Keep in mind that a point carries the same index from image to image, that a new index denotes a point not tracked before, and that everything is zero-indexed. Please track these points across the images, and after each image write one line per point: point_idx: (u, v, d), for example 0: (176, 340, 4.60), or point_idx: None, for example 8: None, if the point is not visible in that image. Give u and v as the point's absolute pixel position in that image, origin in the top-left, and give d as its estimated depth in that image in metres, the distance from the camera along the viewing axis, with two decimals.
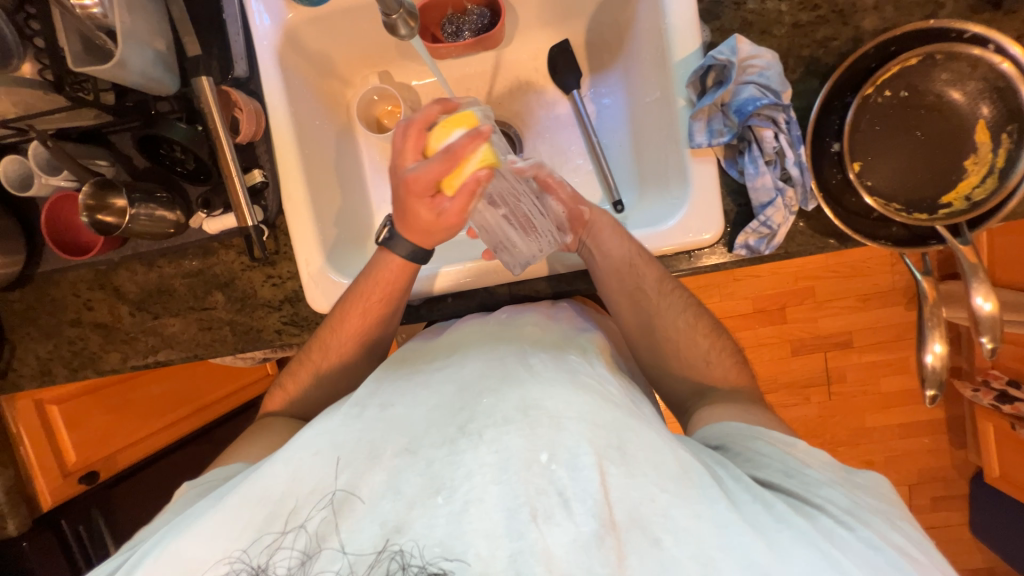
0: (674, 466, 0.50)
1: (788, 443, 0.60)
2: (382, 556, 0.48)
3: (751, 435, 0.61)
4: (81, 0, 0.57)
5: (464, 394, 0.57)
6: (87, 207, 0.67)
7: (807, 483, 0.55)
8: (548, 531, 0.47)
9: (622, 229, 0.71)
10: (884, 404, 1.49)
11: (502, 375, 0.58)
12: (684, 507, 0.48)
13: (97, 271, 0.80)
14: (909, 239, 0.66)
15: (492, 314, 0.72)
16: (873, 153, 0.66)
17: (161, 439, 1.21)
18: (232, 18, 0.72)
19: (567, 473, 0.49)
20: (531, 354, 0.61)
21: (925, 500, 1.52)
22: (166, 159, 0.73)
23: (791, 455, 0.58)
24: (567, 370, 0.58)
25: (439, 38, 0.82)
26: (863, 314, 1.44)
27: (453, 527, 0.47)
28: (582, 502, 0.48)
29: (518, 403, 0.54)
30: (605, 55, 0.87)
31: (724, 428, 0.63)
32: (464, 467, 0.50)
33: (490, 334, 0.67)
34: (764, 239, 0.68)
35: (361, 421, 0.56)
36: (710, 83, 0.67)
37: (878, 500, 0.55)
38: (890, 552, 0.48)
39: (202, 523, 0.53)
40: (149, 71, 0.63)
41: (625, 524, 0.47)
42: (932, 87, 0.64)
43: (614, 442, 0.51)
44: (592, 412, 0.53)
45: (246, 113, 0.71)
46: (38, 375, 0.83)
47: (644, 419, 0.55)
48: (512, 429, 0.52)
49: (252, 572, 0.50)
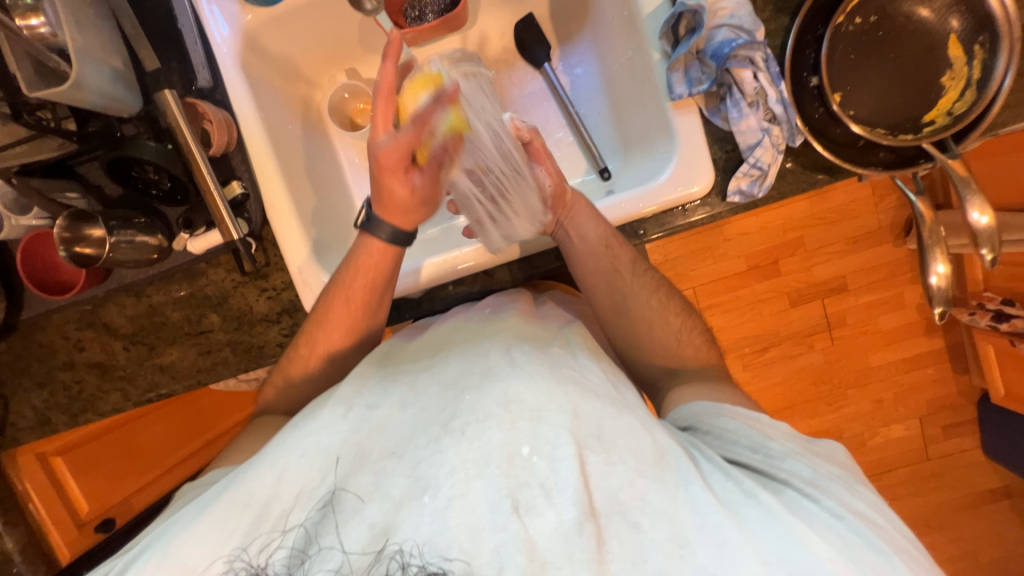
0: (651, 451, 0.50)
1: (752, 417, 0.58)
2: (381, 556, 0.47)
3: (715, 412, 0.59)
4: (27, 20, 0.54)
5: (448, 391, 0.55)
6: (63, 240, 0.65)
7: (772, 457, 0.54)
8: (531, 523, 0.46)
9: (597, 212, 0.70)
10: (886, 340, 1.51)
11: (484, 370, 0.55)
12: (662, 491, 0.48)
13: (84, 310, 0.77)
14: (897, 162, 0.66)
15: (471, 309, 0.70)
16: (852, 82, 0.66)
17: (170, 479, 1.17)
18: (188, 28, 0.69)
19: (548, 464, 0.48)
20: (516, 346, 0.59)
21: (936, 430, 1.55)
22: (140, 182, 0.71)
23: (755, 429, 0.57)
24: (551, 363, 0.57)
25: (401, 25, 0.78)
26: (855, 255, 1.46)
27: (438, 524, 0.46)
28: (564, 492, 0.47)
29: (499, 397, 0.52)
30: (572, 24, 0.86)
31: (691, 406, 0.62)
32: (447, 464, 0.49)
33: (472, 327, 0.64)
34: (756, 182, 0.68)
35: (348, 420, 0.55)
36: (682, 32, 0.66)
37: (842, 468, 0.55)
38: (854, 521, 0.48)
39: (192, 532, 0.50)
40: (108, 90, 0.60)
41: (605, 511, 0.47)
42: (901, 7, 0.65)
43: (594, 431, 0.50)
44: (571, 404, 0.51)
45: (216, 123, 0.69)
46: (36, 427, 0.80)
47: (628, 406, 0.54)
48: (494, 425, 0.50)
49: (252, 572, 0.49)
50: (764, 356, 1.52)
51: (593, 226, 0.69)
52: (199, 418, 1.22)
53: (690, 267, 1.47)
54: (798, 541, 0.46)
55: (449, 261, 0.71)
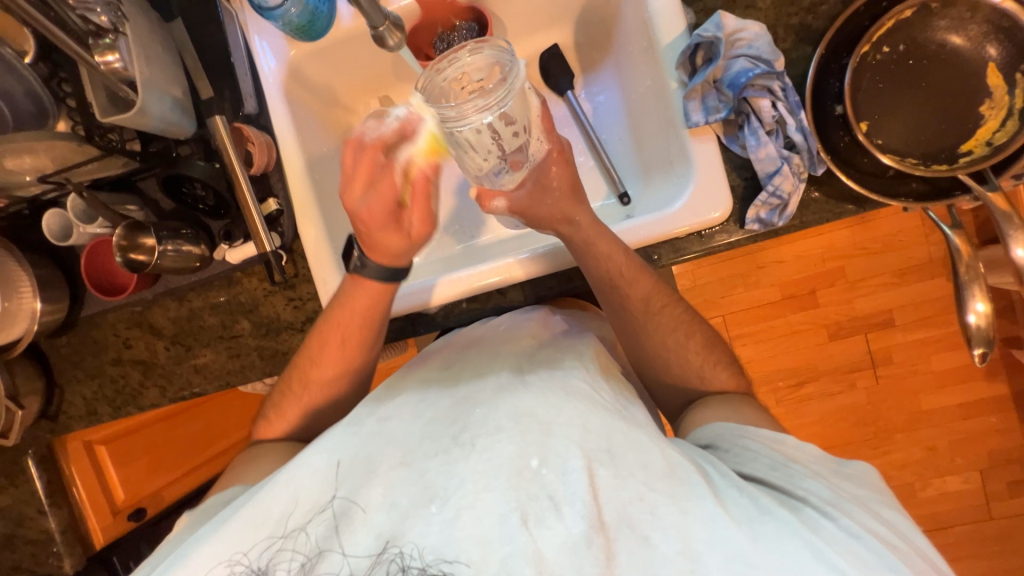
0: (661, 464, 0.47)
1: (777, 440, 0.56)
2: (382, 557, 0.46)
3: (735, 432, 0.57)
4: (104, 57, 0.62)
5: (459, 406, 0.54)
6: (120, 247, 0.72)
7: (792, 475, 0.52)
8: (540, 535, 0.44)
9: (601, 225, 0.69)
10: (938, 382, 1.39)
11: (495, 388, 0.55)
12: (672, 504, 0.45)
13: (133, 311, 0.85)
14: (931, 193, 0.63)
15: (493, 325, 0.71)
16: (879, 111, 0.64)
17: (189, 482, 1.25)
18: (240, 60, 0.76)
19: (558, 476, 0.46)
20: (529, 369, 0.58)
21: (1000, 485, 1.39)
22: (188, 197, 0.78)
23: (779, 450, 0.54)
24: (560, 378, 0.55)
25: (432, 56, 0.84)
26: (901, 289, 1.37)
27: (446, 533, 0.45)
28: (572, 505, 0.45)
29: (511, 412, 0.51)
30: (595, 54, 0.88)
31: (711, 426, 0.60)
32: (458, 477, 0.47)
33: (489, 344, 0.66)
34: (776, 211, 0.66)
35: (360, 435, 0.54)
36: (700, 61, 0.68)
37: (862, 481, 0.52)
38: (873, 542, 0.46)
39: (208, 541, 0.51)
40: (167, 116, 0.68)
41: (615, 524, 0.45)
42: (933, 36, 0.63)
43: (603, 444, 0.48)
44: (582, 418, 0.50)
45: (258, 145, 0.75)
46: (85, 415, 0.87)
47: (634, 422, 0.52)
48: (505, 438, 0.49)
49: (252, 575, 0.49)
50: (801, 392, 1.44)
51: (621, 253, 0.67)
52: (217, 426, 1.28)
53: (719, 294, 1.42)
54: (818, 561, 0.43)
55: (470, 276, 0.72)
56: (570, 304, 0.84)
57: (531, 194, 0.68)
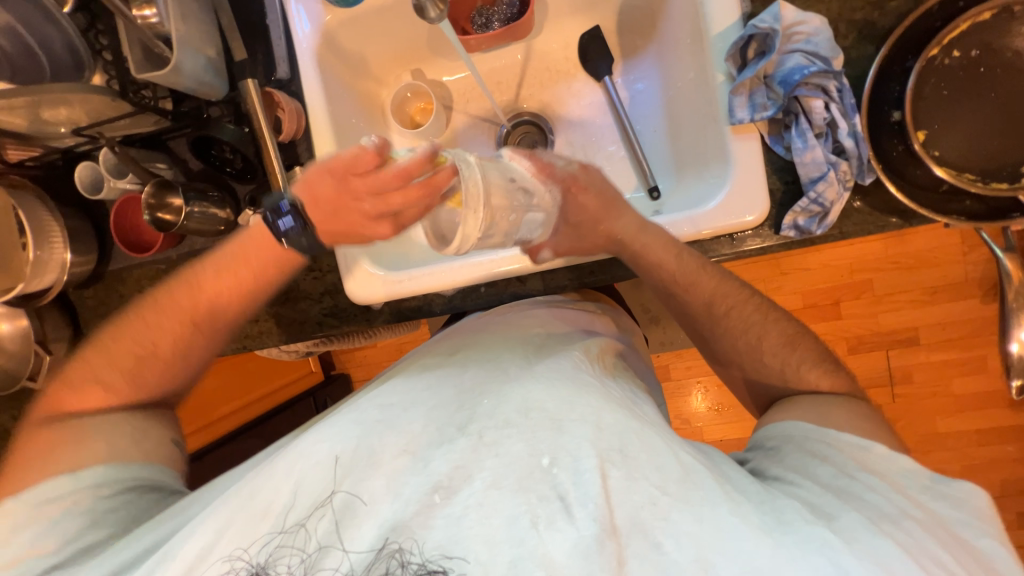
0: (675, 469, 0.47)
1: (863, 447, 0.53)
2: (381, 554, 0.45)
3: (814, 435, 0.56)
4: (142, 11, 0.62)
5: (467, 394, 0.54)
6: (149, 206, 0.73)
7: (845, 489, 0.50)
8: (549, 536, 0.43)
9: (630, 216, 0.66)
10: (957, 406, 1.35)
11: (506, 376, 0.55)
12: (687, 512, 0.44)
13: (157, 271, 0.84)
14: (986, 213, 0.60)
15: (501, 314, 0.72)
16: (940, 121, 0.61)
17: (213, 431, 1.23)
18: (275, 23, 0.77)
19: (570, 476, 0.46)
20: (537, 360, 0.58)
21: (1011, 516, 1.36)
22: (217, 160, 0.78)
23: (855, 458, 0.53)
24: (571, 370, 0.56)
25: (469, 31, 0.82)
26: (932, 308, 1.32)
27: (453, 531, 0.44)
28: (584, 506, 0.44)
29: (520, 405, 0.50)
30: (638, 39, 0.84)
31: (782, 427, 0.59)
32: (467, 472, 0.47)
33: (500, 331, 0.66)
34: (815, 218, 0.63)
35: (362, 422, 0.53)
36: (751, 55, 0.64)
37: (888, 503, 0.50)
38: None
39: (205, 532, 0.50)
40: (200, 76, 0.68)
41: (627, 529, 0.44)
42: (1010, 42, 0.58)
43: (616, 444, 0.47)
44: (594, 415, 0.49)
45: (288, 112, 0.74)
46: None
47: (646, 421, 0.52)
48: (515, 434, 0.48)
49: (252, 572, 0.48)
50: None
51: (673, 255, 0.65)
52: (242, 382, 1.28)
53: None
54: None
55: (493, 261, 0.71)
56: (589, 300, 0.83)
57: (572, 215, 0.69)
